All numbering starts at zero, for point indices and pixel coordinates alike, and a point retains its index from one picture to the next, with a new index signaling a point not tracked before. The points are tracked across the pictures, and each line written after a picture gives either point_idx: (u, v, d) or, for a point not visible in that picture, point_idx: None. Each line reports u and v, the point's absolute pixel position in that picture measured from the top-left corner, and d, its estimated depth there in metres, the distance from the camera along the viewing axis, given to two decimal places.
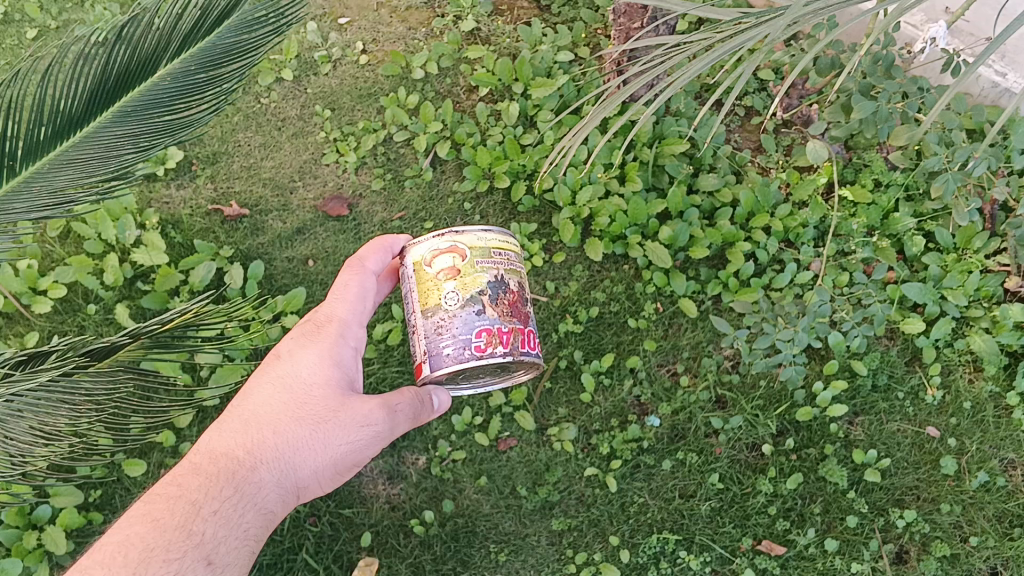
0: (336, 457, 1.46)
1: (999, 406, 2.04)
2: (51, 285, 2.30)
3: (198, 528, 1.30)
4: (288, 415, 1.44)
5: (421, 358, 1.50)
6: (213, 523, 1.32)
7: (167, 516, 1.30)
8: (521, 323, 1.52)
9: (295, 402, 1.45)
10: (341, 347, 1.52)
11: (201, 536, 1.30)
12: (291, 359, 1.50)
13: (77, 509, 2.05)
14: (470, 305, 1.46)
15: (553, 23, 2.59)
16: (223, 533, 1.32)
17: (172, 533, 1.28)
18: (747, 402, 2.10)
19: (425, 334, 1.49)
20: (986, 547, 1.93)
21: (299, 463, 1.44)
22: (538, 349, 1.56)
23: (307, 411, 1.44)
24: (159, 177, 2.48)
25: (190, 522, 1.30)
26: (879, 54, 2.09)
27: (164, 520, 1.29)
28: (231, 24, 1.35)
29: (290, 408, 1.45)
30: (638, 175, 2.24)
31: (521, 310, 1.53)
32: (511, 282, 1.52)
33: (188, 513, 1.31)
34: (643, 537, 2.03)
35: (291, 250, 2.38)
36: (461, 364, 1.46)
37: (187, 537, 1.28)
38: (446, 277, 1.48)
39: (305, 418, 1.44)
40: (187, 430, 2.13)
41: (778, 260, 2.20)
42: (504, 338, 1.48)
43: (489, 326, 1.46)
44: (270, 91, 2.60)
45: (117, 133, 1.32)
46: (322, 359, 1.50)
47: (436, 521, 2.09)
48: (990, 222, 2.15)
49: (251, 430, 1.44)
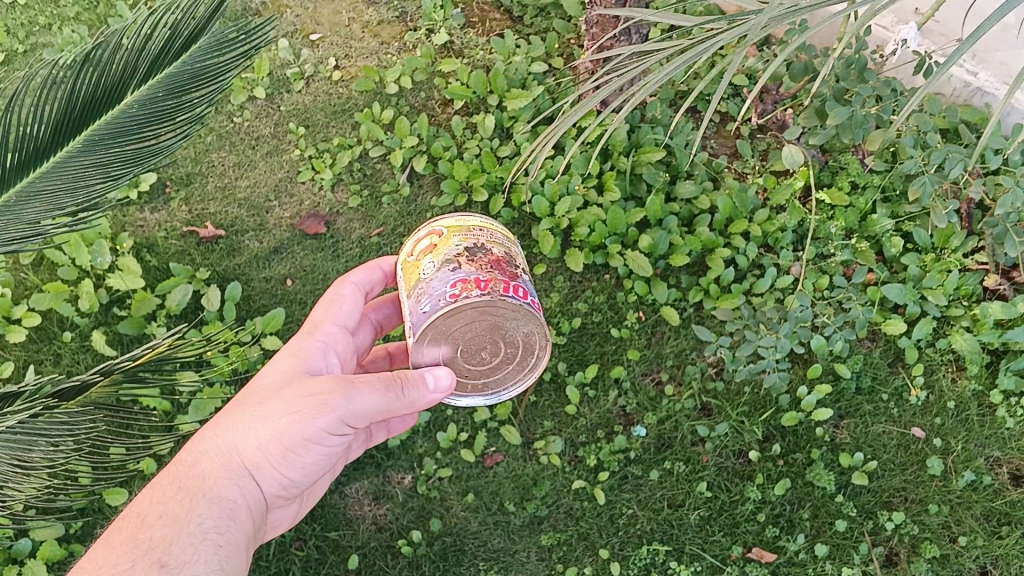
0: (292, 438, 1.38)
1: (983, 405, 2.05)
2: (25, 313, 2.26)
3: (146, 534, 1.28)
4: (242, 411, 1.44)
5: (409, 337, 1.39)
6: (162, 526, 1.29)
7: (118, 532, 1.30)
8: (507, 276, 1.37)
9: (249, 397, 1.44)
10: (306, 346, 1.54)
11: (150, 541, 1.27)
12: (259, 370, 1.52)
13: (57, 542, 2.01)
14: (444, 266, 1.37)
15: (526, 34, 2.59)
16: (172, 534, 1.28)
17: (121, 544, 1.26)
18: (733, 409, 2.09)
19: (410, 312, 1.40)
20: (975, 546, 1.94)
21: (258, 455, 1.40)
22: (534, 303, 1.38)
23: (257, 402, 1.42)
24: (133, 201, 2.45)
25: (138, 532, 1.29)
26: (851, 59, 2.10)
27: (114, 535, 1.29)
28: (198, 48, 1.35)
29: (244, 402, 1.44)
30: (616, 184, 2.24)
31: (508, 269, 1.40)
32: (496, 250, 1.43)
33: (139, 522, 1.30)
34: (633, 548, 2.02)
35: (269, 270, 2.36)
36: (437, 316, 1.33)
37: (134, 544, 1.26)
38: (424, 255, 1.42)
39: (254, 407, 1.42)
40: (167, 457, 2.09)
41: (759, 265, 2.20)
42: (483, 283, 1.33)
43: (464, 276, 1.34)
44: (243, 110, 2.57)
45: (84, 163, 1.29)
46: (289, 360, 1.50)
47: (424, 541, 2.07)
48: (968, 222, 2.16)
49: (210, 437, 1.43)
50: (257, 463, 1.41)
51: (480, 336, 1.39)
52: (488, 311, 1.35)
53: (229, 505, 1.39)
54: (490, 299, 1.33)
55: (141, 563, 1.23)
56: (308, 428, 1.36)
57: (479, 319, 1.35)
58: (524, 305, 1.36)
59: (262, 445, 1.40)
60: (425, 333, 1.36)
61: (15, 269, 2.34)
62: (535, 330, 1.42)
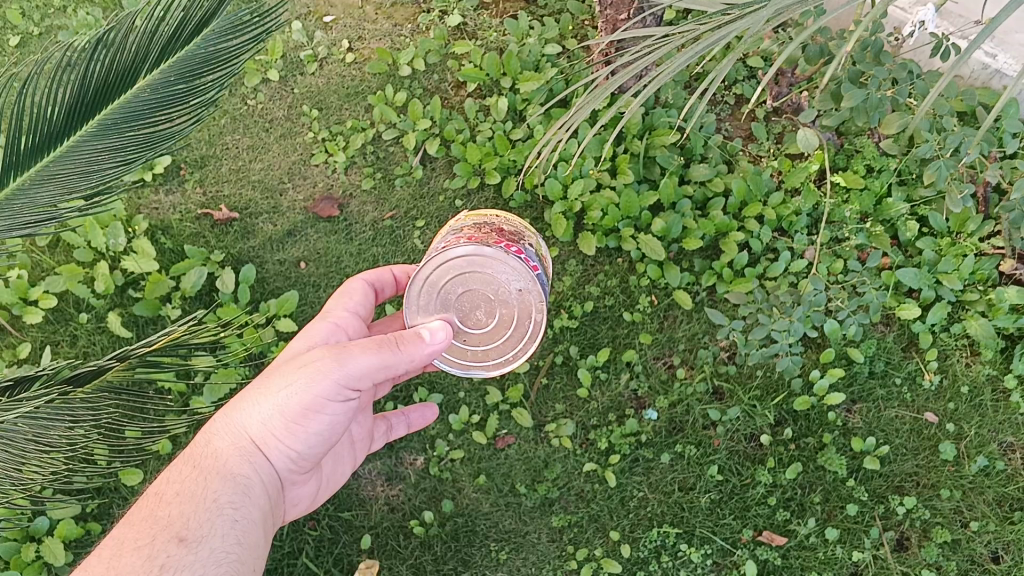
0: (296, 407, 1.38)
1: (997, 390, 2.03)
2: (41, 295, 2.28)
3: (164, 512, 1.30)
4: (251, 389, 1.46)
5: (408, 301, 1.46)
6: (178, 503, 1.31)
7: (141, 512, 1.32)
8: (503, 241, 1.45)
9: (257, 376, 1.46)
10: (316, 329, 1.59)
11: (168, 518, 1.29)
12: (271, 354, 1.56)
13: (75, 520, 2.04)
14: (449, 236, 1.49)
15: (540, 15, 2.56)
16: (190, 510, 1.31)
17: (141, 521, 1.29)
18: (745, 393, 2.09)
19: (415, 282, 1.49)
20: (986, 531, 1.94)
21: (266, 429, 1.42)
22: (524, 261, 1.42)
23: (262, 379, 1.44)
24: (148, 183, 2.47)
25: (157, 509, 1.31)
26: (867, 41, 2.03)
27: (137, 515, 1.31)
28: (209, 32, 1.33)
29: (253, 382, 1.46)
30: (630, 167, 2.23)
31: (508, 240, 1.47)
32: (503, 230, 1.52)
33: (156, 501, 1.33)
34: (644, 530, 2.04)
35: (283, 252, 2.37)
36: (426, 265, 1.41)
37: (152, 522, 1.28)
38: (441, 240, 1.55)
39: (261, 383, 1.43)
40: (182, 438, 2.12)
41: (772, 249, 2.19)
42: (474, 239, 1.42)
43: (460, 237, 1.45)
44: (256, 93, 2.58)
45: (98, 147, 1.31)
46: (304, 345, 1.55)
47: (436, 521, 2.10)
48: (984, 206, 2.14)
49: (222, 418, 1.46)
50: (265, 437, 1.42)
51: (472, 292, 1.42)
52: (476, 263, 1.41)
53: (242, 481, 1.41)
54: (474, 246, 1.40)
55: (161, 537, 1.25)
56: (309, 398, 1.36)
57: (466, 272, 1.41)
58: (509, 255, 1.41)
59: (269, 419, 1.41)
60: (415, 292, 1.43)
61: (32, 251, 2.36)
62: (529, 287, 1.43)
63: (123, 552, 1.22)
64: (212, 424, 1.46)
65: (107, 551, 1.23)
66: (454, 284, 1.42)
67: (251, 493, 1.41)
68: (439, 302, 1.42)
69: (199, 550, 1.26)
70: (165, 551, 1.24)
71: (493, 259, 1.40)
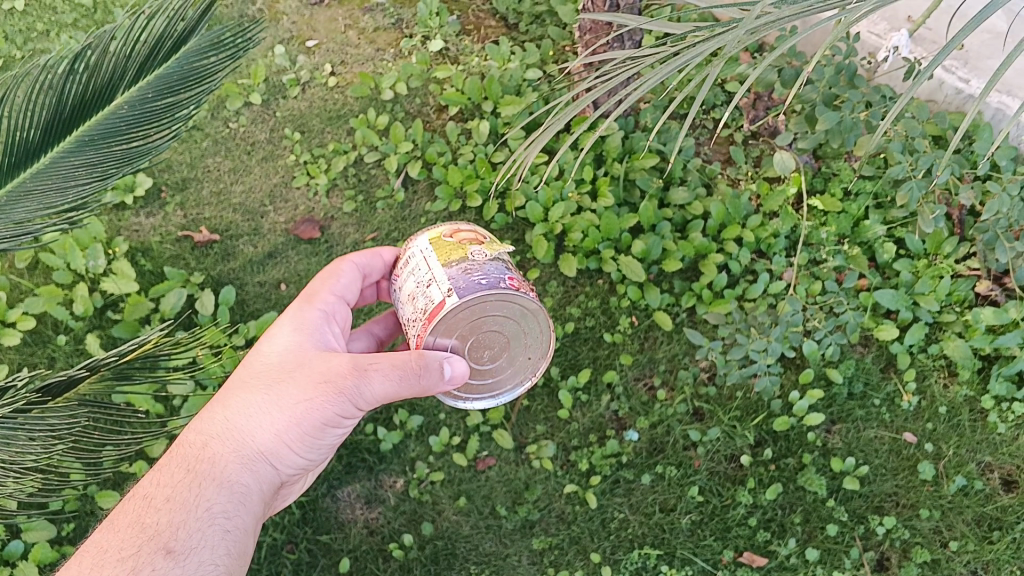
0: (303, 416, 1.36)
1: (975, 411, 2.05)
2: (19, 317, 2.25)
3: (152, 519, 1.25)
4: (251, 393, 1.39)
5: (441, 301, 1.34)
6: (169, 510, 1.26)
7: (121, 515, 1.26)
8: None
9: (258, 374, 1.41)
10: (311, 313, 1.52)
11: (157, 526, 1.24)
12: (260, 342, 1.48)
13: (49, 544, 2.00)
14: (496, 258, 1.43)
15: (521, 41, 2.62)
16: (180, 518, 1.26)
17: (127, 529, 1.23)
18: (724, 414, 2.09)
19: (451, 280, 1.35)
20: (966, 551, 1.93)
21: (270, 438, 1.37)
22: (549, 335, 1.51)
23: (266, 383, 1.39)
24: (128, 206, 2.46)
25: (144, 515, 1.25)
26: (841, 65, 2.10)
27: (119, 520, 1.25)
28: (188, 50, 1.36)
29: (253, 382, 1.40)
30: (610, 190, 2.25)
31: None
32: None
33: (144, 507, 1.27)
34: (625, 553, 2.01)
35: (263, 274, 2.36)
36: (492, 290, 1.35)
37: (138, 530, 1.23)
38: (470, 241, 1.45)
39: (266, 387, 1.39)
40: (160, 460, 2.08)
41: (751, 271, 2.21)
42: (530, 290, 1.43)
43: (513, 274, 1.42)
44: (239, 116, 2.59)
45: (74, 163, 1.29)
46: (280, 335, 1.46)
47: (415, 545, 2.05)
48: (959, 228, 2.18)
49: (214, 414, 1.40)
50: (271, 447, 1.37)
51: (500, 328, 1.42)
52: (525, 316, 1.44)
53: (240, 491, 1.34)
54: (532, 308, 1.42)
55: (148, 547, 1.20)
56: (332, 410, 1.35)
57: (511, 317, 1.42)
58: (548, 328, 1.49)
59: (276, 427, 1.37)
60: (482, 290, 1.34)
61: (11, 273, 2.35)
62: (536, 357, 1.53)
63: (107, 564, 1.17)
64: (202, 424, 1.39)
65: (88, 563, 1.17)
66: (487, 325, 1.40)
67: (248, 505, 1.35)
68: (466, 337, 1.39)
69: (186, 563, 1.22)
70: (150, 563, 1.18)
71: (533, 320, 1.45)
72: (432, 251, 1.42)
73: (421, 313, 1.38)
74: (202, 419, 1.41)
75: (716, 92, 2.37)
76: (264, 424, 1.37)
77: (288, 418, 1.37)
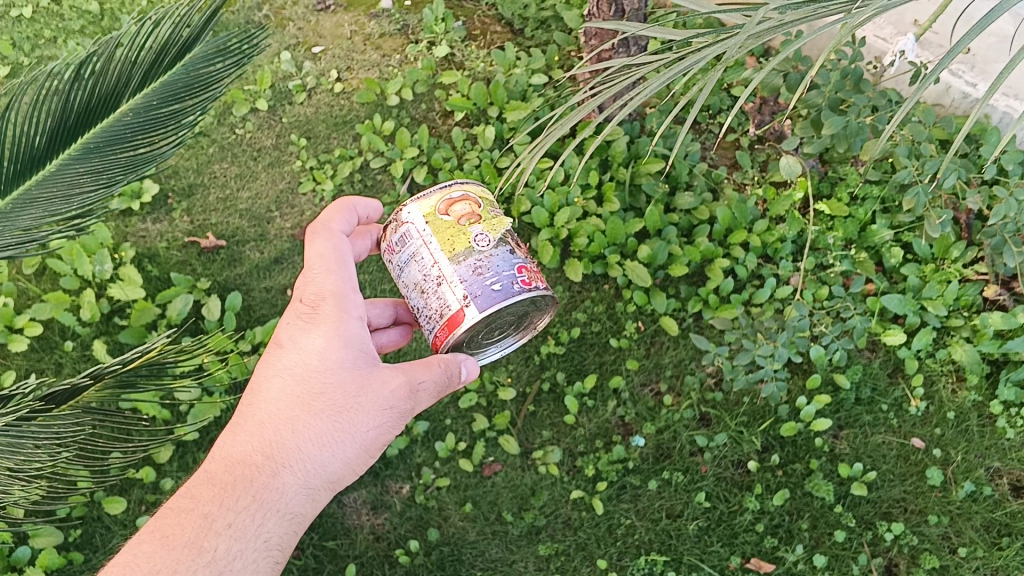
0: (363, 443, 1.32)
1: (983, 415, 2.04)
2: (27, 323, 2.26)
3: (210, 544, 1.20)
4: (309, 412, 1.30)
5: (457, 309, 1.37)
6: (228, 537, 1.22)
7: (178, 532, 1.21)
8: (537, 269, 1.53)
9: (315, 392, 1.30)
10: (348, 323, 1.35)
11: (214, 551, 1.20)
12: (295, 347, 1.34)
13: (56, 550, 2.00)
14: (502, 245, 1.42)
15: (527, 46, 2.64)
16: (238, 546, 1.22)
17: (185, 553, 1.19)
18: (731, 419, 2.08)
19: (462, 282, 1.37)
20: (975, 557, 1.91)
21: (330, 463, 1.31)
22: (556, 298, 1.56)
23: (328, 404, 1.30)
24: (135, 212, 2.47)
25: (202, 538, 1.21)
26: (846, 70, 2.09)
27: (174, 538, 1.20)
28: (192, 57, 1.36)
29: (310, 401, 1.30)
30: (615, 195, 2.27)
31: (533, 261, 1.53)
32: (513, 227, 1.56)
33: (201, 528, 1.21)
34: (631, 559, 2.00)
35: (269, 280, 2.35)
36: (510, 297, 1.39)
37: (197, 555, 1.19)
38: (469, 222, 1.42)
39: (327, 411, 1.30)
40: (167, 466, 2.08)
41: (758, 275, 2.21)
42: (539, 273, 1.46)
43: (522, 262, 1.44)
44: (245, 122, 2.60)
45: (80, 171, 1.29)
46: (328, 342, 1.33)
47: (421, 551, 2.04)
48: (967, 232, 2.17)
49: (266, 432, 1.30)
50: (329, 471, 1.31)
51: (512, 313, 1.48)
52: (536, 300, 1.48)
53: (297, 515, 1.29)
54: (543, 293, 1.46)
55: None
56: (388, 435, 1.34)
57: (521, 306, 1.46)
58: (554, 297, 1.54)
59: (337, 452, 1.31)
60: (498, 301, 1.37)
61: (18, 279, 2.36)
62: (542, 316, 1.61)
63: None
64: (252, 436, 1.30)
65: None
66: (500, 315, 1.45)
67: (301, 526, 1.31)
68: (481, 328, 1.44)
69: None
70: None
71: (543, 298, 1.50)
72: (432, 235, 1.41)
73: (435, 312, 1.40)
74: (247, 429, 1.32)
75: (722, 96, 2.38)
76: (324, 450, 1.30)
77: (348, 445, 1.31)
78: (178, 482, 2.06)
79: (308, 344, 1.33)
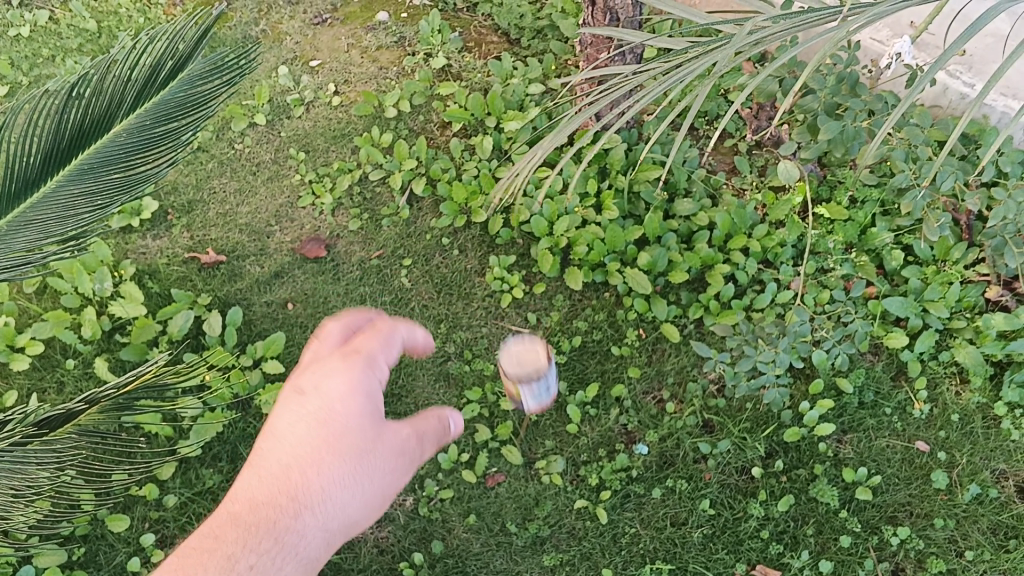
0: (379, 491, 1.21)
1: (988, 417, 2.03)
2: (28, 342, 2.25)
3: None
4: (333, 456, 1.16)
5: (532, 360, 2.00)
6: None
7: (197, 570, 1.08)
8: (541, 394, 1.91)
9: (337, 441, 1.17)
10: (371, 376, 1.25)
11: None
12: (316, 395, 1.22)
13: (60, 569, 1.98)
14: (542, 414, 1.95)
15: (523, 56, 2.65)
16: None
17: None
18: (734, 425, 2.08)
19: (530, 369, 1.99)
20: (981, 560, 1.90)
21: (348, 509, 1.17)
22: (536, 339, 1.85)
23: (350, 451, 1.17)
24: (135, 229, 2.47)
25: None
26: (842, 74, 2.10)
27: None
28: (186, 76, 1.37)
29: (332, 449, 1.17)
30: (615, 203, 2.26)
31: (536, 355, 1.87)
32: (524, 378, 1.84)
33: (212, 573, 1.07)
34: (636, 568, 1.99)
35: (270, 294, 2.35)
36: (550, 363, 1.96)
37: None
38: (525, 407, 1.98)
39: (350, 459, 1.17)
40: (170, 482, 2.08)
41: (759, 280, 2.21)
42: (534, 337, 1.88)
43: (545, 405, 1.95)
44: (244, 137, 2.61)
45: (75, 192, 1.29)
46: (350, 388, 1.22)
47: (425, 564, 2.03)
48: (968, 233, 2.17)
49: (288, 472, 1.16)
50: (346, 516, 1.18)
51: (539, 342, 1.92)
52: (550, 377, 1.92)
53: (307, 562, 1.14)
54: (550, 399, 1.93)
55: None
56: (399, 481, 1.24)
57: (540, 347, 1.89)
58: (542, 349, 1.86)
59: (357, 498, 1.18)
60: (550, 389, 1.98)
61: (19, 298, 2.36)
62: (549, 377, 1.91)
63: None
64: (266, 475, 1.16)
65: None
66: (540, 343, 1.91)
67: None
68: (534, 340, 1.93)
69: None
70: None
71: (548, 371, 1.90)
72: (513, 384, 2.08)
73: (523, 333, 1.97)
74: (262, 468, 1.17)
75: (719, 102, 2.39)
76: (346, 490, 1.17)
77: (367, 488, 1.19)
78: (182, 498, 2.06)
79: (328, 387, 1.22)
